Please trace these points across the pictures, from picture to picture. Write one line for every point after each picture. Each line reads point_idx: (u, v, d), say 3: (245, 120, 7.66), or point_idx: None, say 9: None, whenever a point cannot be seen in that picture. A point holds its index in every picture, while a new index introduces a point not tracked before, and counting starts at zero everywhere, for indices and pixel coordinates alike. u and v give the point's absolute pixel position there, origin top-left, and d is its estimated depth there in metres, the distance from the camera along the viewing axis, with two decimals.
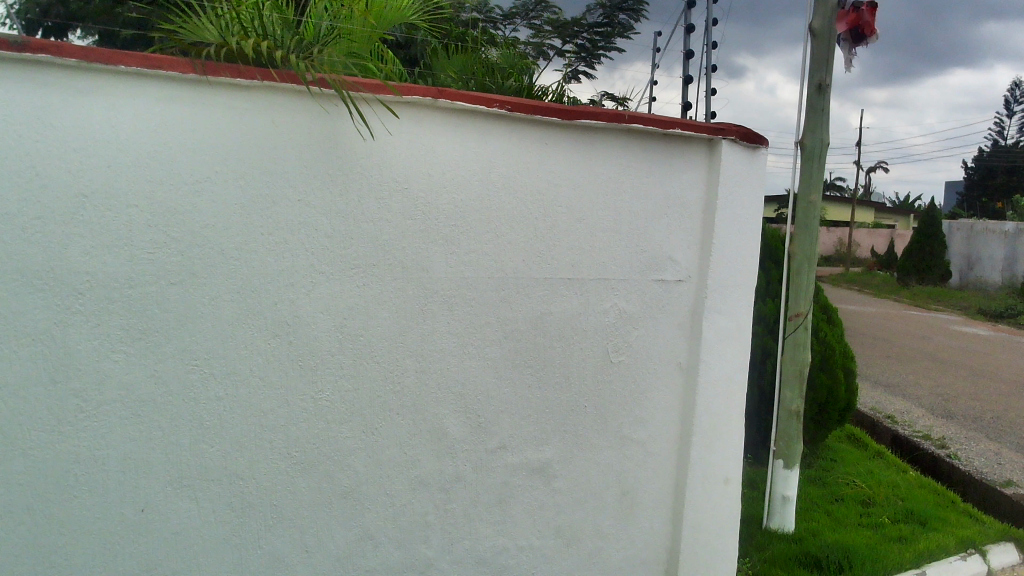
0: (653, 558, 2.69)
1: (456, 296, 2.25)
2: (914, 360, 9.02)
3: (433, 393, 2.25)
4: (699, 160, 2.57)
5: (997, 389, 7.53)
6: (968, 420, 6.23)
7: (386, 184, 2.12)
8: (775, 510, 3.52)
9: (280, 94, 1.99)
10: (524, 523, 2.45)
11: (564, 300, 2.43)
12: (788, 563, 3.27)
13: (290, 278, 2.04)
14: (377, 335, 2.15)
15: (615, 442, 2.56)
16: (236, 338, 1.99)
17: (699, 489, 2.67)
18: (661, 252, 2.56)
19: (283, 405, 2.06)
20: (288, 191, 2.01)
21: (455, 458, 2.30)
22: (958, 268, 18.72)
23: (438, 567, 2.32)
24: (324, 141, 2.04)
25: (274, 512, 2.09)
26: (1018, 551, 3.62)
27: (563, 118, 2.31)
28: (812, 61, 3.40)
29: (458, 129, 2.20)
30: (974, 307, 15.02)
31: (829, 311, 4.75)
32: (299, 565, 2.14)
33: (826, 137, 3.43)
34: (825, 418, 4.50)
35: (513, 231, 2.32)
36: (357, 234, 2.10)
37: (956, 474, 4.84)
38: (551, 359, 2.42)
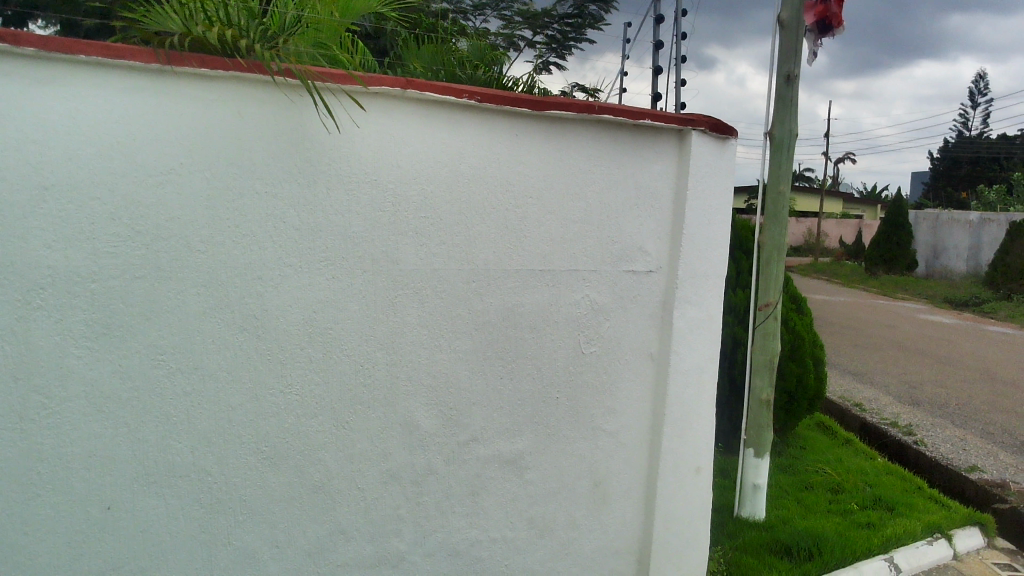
0: (623, 548, 2.70)
1: (426, 288, 2.24)
2: (879, 348, 9.17)
3: (404, 387, 2.24)
4: (667, 152, 2.57)
5: (962, 375, 7.71)
6: (933, 406, 6.34)
7: (355, 174, 2.11)
8: (746, 498, 3.55)
9: (246, 84, 1.96)
10: (497, 515, 2.45)
11: (536, 292, 2.42)
12: (759, 550, 3.31)
13: (259, 271, 2.02)
14: (345, 330, 2.14)
15: (589, 433, 2.57)
16: (203, 333, 1.97)
17: (670, 479, 2.69)
18: (629, 243, 2.56)
19: (252, 399, 2.04)
20: (256, 182, 1.99)
21: (425, 451, 2.30)
22: (924, 257, 19.01)
23: (410, 560, 2.32)
24: (290, 132, 2.02)
25: (245, 508, 2.07)
26: (984, 536, 3.72)
27: (532, 109, 2.30)
28: (780, 50, 3.43)
29: (425, 121, 2.18)
30: (940, 296, 15.27)
31: (797, 300, 4.80)
32: (267, 560, 2.12)
33: (795, 127, 3.45)
34: (796, 403, 4.53)
35: (483, 222, 2.31)
36: (325, 227, 2.08)
37: (923, 459, 4.92)
38: (522, 351, 2.42)
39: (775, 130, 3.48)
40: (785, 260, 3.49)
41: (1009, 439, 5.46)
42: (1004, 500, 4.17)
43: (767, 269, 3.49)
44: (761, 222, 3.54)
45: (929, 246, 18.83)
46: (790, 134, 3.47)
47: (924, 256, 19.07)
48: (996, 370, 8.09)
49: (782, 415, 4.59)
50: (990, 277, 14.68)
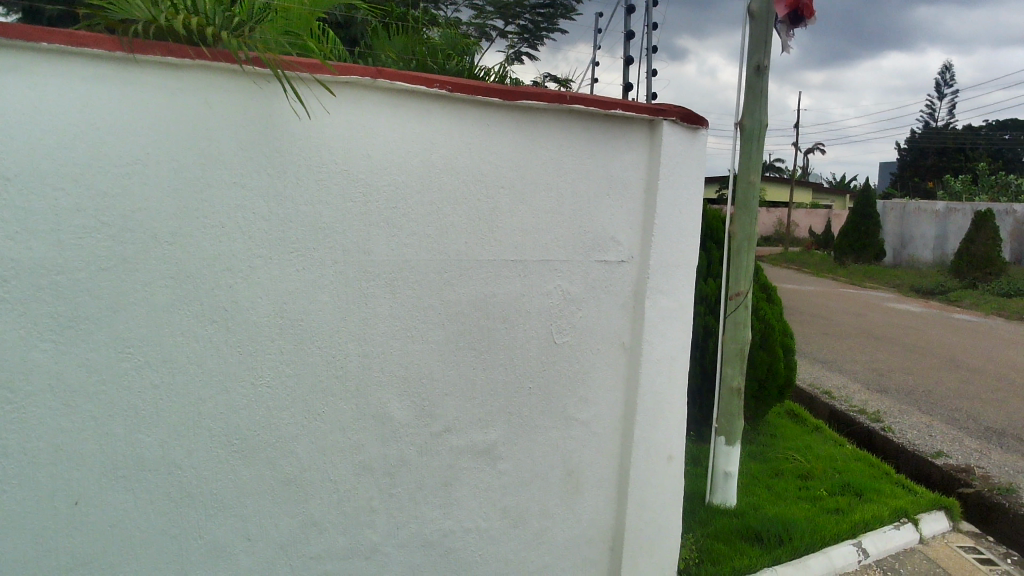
0: (595, 536, 2.72)
1: (398, 279, 2.23)
2: (847, 336, 9.29)
3: (376, 378, 2.23)
4: (638, 142, 2.58)
5: (929, 363, 7.83)
6: (900, 393, 6.44)
7: (326, 164, 2.09)
8: (718, 486, 3.59)
9: (213, 73, 1.94)
10: (470, 505, 2.45)
11: (508, 283, 2.43)
12: (730, 537, 3.35)
13: (228, 262, 2.00)
14: (316, 321, 2.12)
15: (561, 423, 2.57)
16: (172, 325, 1.95)
17: (642, 468, 2.70)
18: (601, 233, 2.56)
19: (222, 392, 2.03)
20: (224, 172, 1.97)
21: (398, 442, 2.29)
22: (891, 246, 19.27)
23: (383, 551, 2.32)
24: (259, 122, 2.00)
25: (215, 501, 2.06)
26: (949, 520, 3.79)
27: (503, 99, 2.30)
28: (750, 41, 3.46)
29: (395, 111, 2.16)
30: (906, 284, 15.49)
31: (767, 289, 4.85)
32: (240, 553, 2.11)
33: (765, 117, 3.48)
34: (767, 391, 4.58)
35: (455, 212, 2.30)
36: (295, 218, 2.07)
37: (890, 445, 5.00)
38: (494, 342, 2.42)
39: (745, 120, 3.51)
40: (756, 249, 3.52)
41: (973, 425, 5.56)
42: (969, 484, 4.25)
43: (738, 259, 3.52)
44: (732, 212, 3.57)
45: (896, 235, 19.09)
46: (760, 124, 3.49)
47: (891, 245, 19.33)
48: (960, 357, 8.24)
49: (752, 403, 4.64)
50: (955, 266, 14.92)
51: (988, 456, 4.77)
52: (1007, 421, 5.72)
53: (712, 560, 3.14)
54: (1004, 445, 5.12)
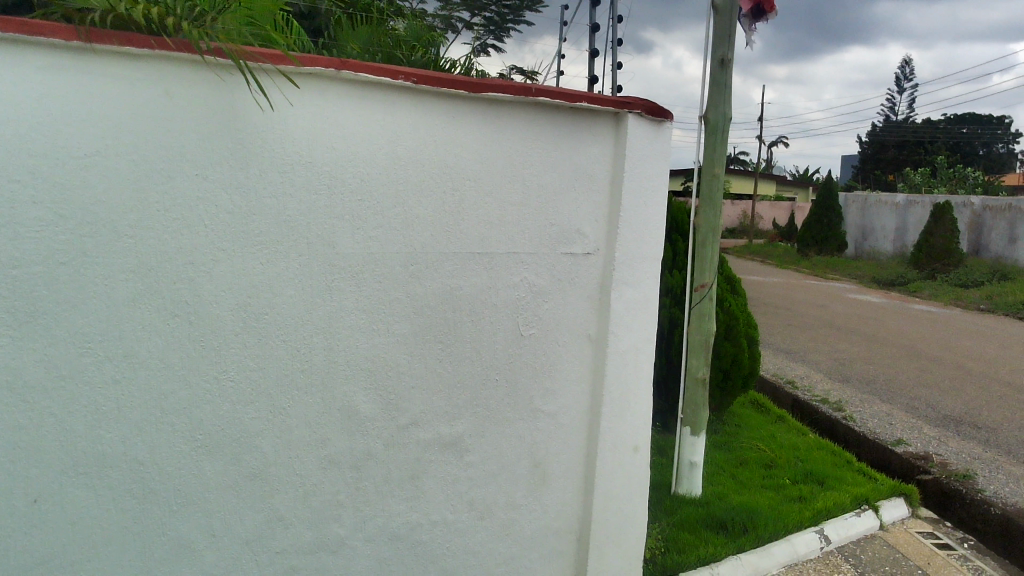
0: (562, 527, 2.73)
1: (363, 271, 2.21)
2: (810, 327, 9.41)
3: (342, 372, 2.22)
4: (604, 135, 2.58)
5: (890, 353, 7.96)
6: (862, 383, 6.54)
7: (290, 155, 2.07)
8: (683, 476, 3.63)
9: (174, 63, 1.91)
10: (437, 498, 2.44)
11: (474, 275, 2.42)
12: (696, 526, 3.39)
13: (190, 255, 1.98)
14: (280, 314, 2.11)
15: (528, 415, 2.58)
16: (132, 319, 1.92)
17: (609, 458, 2.71)
18: (567, 225, 2.57)
19: (186, 386, 2.00)
20: (186, 164, 1.95)
21: (365, 436, 2.28)
22: (853, 238, 19.55)
23: (350, 545, 2.31)
24: (222, 113, 1.97)
25: (180, 497, 2.04)
26: (908, 507, 3.86)
27: (468, 91, 2.29)
28: (714, 34, 3.48)
29: (360, 103, 2.15)
30: (868, 276, 15.73)
31: (732, 281, 4.89)
32: (204, 549, 2.09)
33: (729, 110, 3.50)
34: (731, 381, 4.63)
35: (421, 204, 2.29)
36: (259, 211, 2.05)
37: (852, 434, 5.08)
38: (461, 335, 2.41)
39: (710, 113, 3.53)
40: (720, 241, 3.55)
41: (933, 413, 5.67)
42: (927, 471, 4.34)
43: (703, 251, 3.55)
44: (697, 204, 3.59)
45: (858, 227, 19.37)
46: (724, 117, 3.52)
47: (852, 237, 19.62)
48: (920, 347, 8.39)
49: (717, 393, 4.69)
50: (914, 257, 15.18)
51: (946, 443, 4.87)
52: (965, 409, 5.84)
53: (677, 549, 3.17)
54: (962, 433, 5.22)
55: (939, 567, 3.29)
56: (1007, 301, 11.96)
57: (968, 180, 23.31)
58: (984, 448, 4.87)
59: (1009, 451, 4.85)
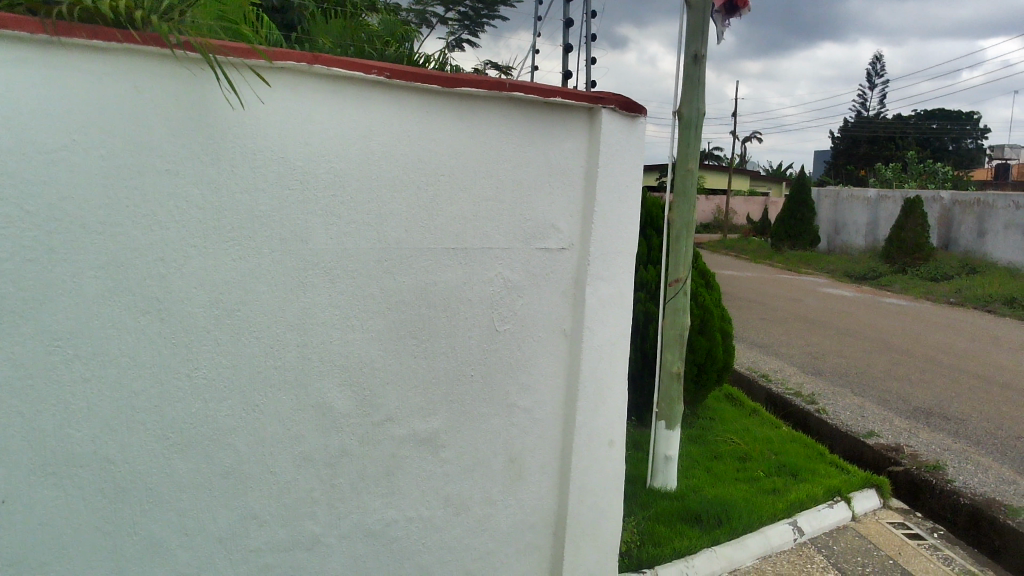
0: (539, 522, 2.73)
1: (337, 267, 2.20)
2: (783, 321, 9.50)
3: (316, 369, 2.21)
4: (578, 130, 2.59)
5: (862, 346, 8.06)
6: (834, 376, 6.62)
7: (262, 151, 2.05)
8: (658, 469, 3.65)
9: (143, 56, 1.89)
10: (412, 494, 2.43)
11: (448, 271, 2.42)
12: (671, 519, 3.41)
13: (161, 251, 1.96)
14: (253, 310, 2.09)
15: (504, 410, 2.57)
16: (102, 316, 1.90)
17: (584, 453, 2.72)
18: (541, 221, 2.57)
19: (157, 384, 1.98)
20: (156, 159, 1.93)
21: (339, 433, 2.27)
22: (825, 233, 19.74)
23: (325, 542, 2.30)
24: (192, 108, 1.95)
25: (151, 496, 2.02)
26: (880, 498, 3.91)
27: (442, 86, 2.28)
28: (688, 30, 3.50)
29: (333, 98, 2.13)
30: (840, 270, 15.90)
31: (706, 275, 4.93)
32: (177, 548, 2.07)
33: (703, 105, 3.52)
34: (706, 375, 4.66)
35: (395, 199, 2.28)
36: (231, 206, 2.03)
37: (825, 426, 5.13)
38: (436, 330, 2.41)
39: (684, 108, 3.55)
40: (694, 236, 3.58)
41: (904, 405, 5.75)
42: (898, 463, 4.39)
43: (677, 246, 3.57)
44: (671, 198, 3.61)
45: (830, 222, 19.57)
46: (698, 113, 3.54)
47: (825, 232, 19.81)
48: (891, 341, 8.50)
49: (692, 387, 4.72)
50: (886, 251, 15.36)
51: (916, 435, 4.94)
52: (935, 401, 5.92)
53: (652, 543, 3.19)
54: (932, 424, 5.30)
55: (910, 557, 3.34)
56: (975, 295, 12.13)
57: (938, 175, 23.61)
58: (953, 439, 4.94)
59: (977, 442, 4.93)
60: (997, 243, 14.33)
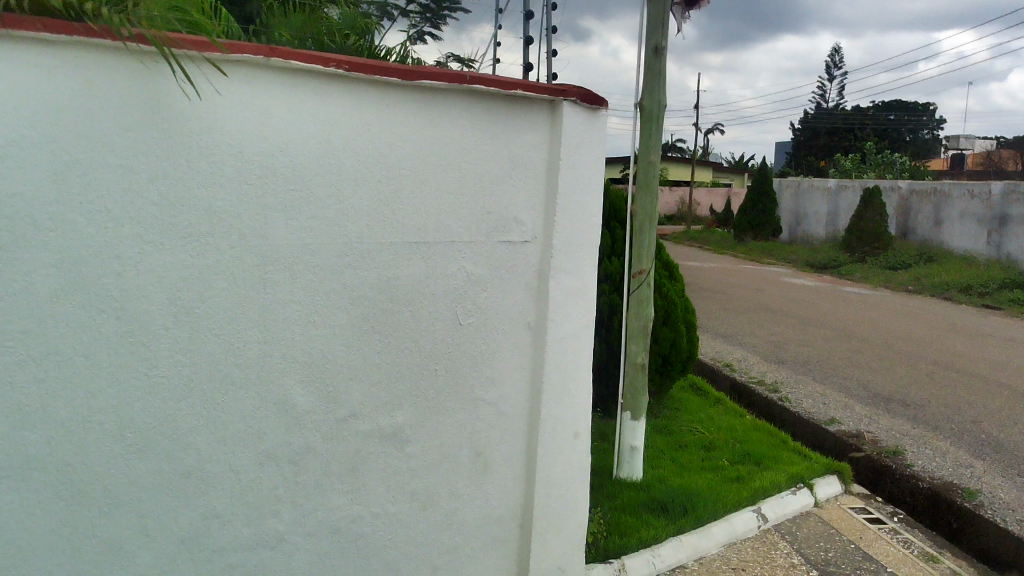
0: (505, 515, 2.73)
1: (297, 263, 2.18)
2: (746, 311, 9.60)
3: (277, 366, 2.18)
4: (539, 122, 2.59)
5: (822, 334, 8.17)
6: (796, 364, 6.70)
7: (219, 145, 2.02)
8: (624, 460, 3.68)
9: (94, 49, 1.85)
10: (378, 490, 2.42)
11: (412, 265, 2.40)
12: (637, 509, 3.44)
13: (116, 249, 1.93)
14: (212, 307, 2.06)
15: (469, 404, 2.57)
16: (56, 315, 1.87)
17: (549, 445, 2.73)
18: (504, 214, 2.57)
19: (114, 383, 1.95)
20: (109, 154, 1.89)
21: (302, 430, 2.25)
22: (787, 223, 19.97)
23: (290, 540, 2.28)
24: (146, 102, 1.92)
25: (109, 498, 1.99)
26: (842, 483, 3.97)
27: (402, 79, 2.26)
28: (648, 22, 3.51)
29: (291, 91, 2.11)
30: (801, 260, 16.10)
31: (670, 266, 4.97)
32: (137, 550, 2.05)
33: (663, 97, 3.54)
34: (670, 365, 4.70)
35: (356, 194, 2.26)
36: (188, 202, 2.00)
37: (788, 414, 5.20)
38: (399, 325, 2.39)
39: (645, 100, 3.57)
40: (657, 228, 3.59)
41: (865, 392, 5.84)
42: (859, 449, 4.47)
43: (640, 237, 3.59)
44: (633, 190, 3.62)
45: (791, 213, 19.80)
46: (659, 104, 3.56)
47: (786, 222, 20.05)
48: (852, 329, 8.63)
49: (657, 377, 4.75)
50: (845, 241, 15.58)
51: (876, 421, 5.02)
52: (895, 388, 6.03)
53: (619, 533, 3.21)
54: (892, 410, 5.39)
55: (870, 541, 3.40)
56: (932, 283, 12.37)
57: (895, 166, 23.98)
58: (913, 425, 5.03)
59: (936, 427, 5.03)
60: (953, 232, 14.60)
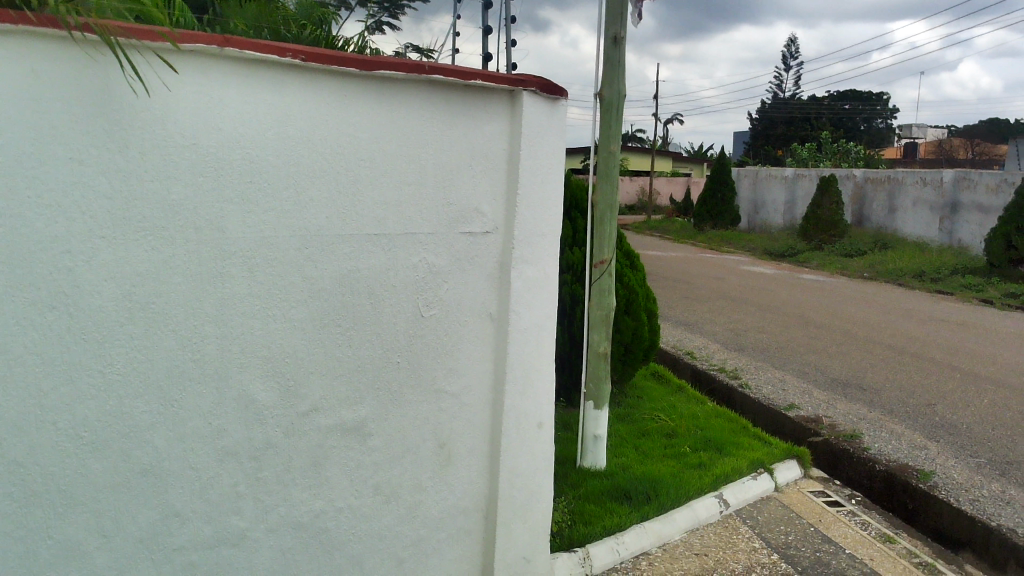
0: (470, 507, 2.73)
1: (255, 256, 2.15)
2: (706, 299, 9.70)
3: (237, 361, 2.16)
4: (499, 113, 2.58)
5: (782, 321, 8.28)
6: (755, 351, 6.79)
7: (173, 138, 1.99)
8: (588, 450, 3.69)
9: (39, 40, 1.80)
10: (341, 484, 2.40)
11: (372, 257, 2.38)
12: (601, 498, 3.46)
13: (67, 245, 1.88)
14: (169, 302, 2.03)
15: (432, 396, 2.56)
16: (5, 313, 1.82)
17: (513, 435, 2.73)
18: (464, 205, 2.56)
19: (67, 381, 1.91)
20: (58, 147, 1.85)
21: (263, 425, 2.23)
22: (746, 212, 20.19)
23: (252, 537, 2.26)
24: (97, 94, 1.88)
25: (65, 498, 1.95)
26: (801, 468, 4.04)
27: (359, 69, 2.24)
28: (607, 12, 3.52)
29: (246, 82, 2.08)
30: (760, 248, 16.30)
31: (631, 256, 5.00)
32: (95, 550, 2.01)
33: (623, 87, 3.56)
34: (632, 353, 4.74)
35: (314, 186, 2.24)
36: (141, 196, 1.96)
37: (748, 401, 5.27)
38: (360, 317, 2.38)
39: (605, 90, 3.58)
40: (618, 217, 3.61)
41: (822, 377, 5.94)
42: (817, 434, 4.54)
43: (601, 227, 3.60)
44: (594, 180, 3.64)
45: (750, 201, 20.02)
46: (619, 95, 3.57)
47: (745, 211, 20.28)
48: (810, 315, 8.76)
49: (619, 366, 4.78)
50: (802, 229, 15.80)
51: (834, 406, 5.11)
52: (852, 373, 6.13)
53: (584, 522, 3.24)
54: (849, 395, 5.49)
55: (829, 524, 3.46)
56: (887, 269, 12.60)
57: (851, 154, 24.36)
58: (869, 409, 5.13)
59: (892, 410, 5.13)
60: (906, 219, 14.87)
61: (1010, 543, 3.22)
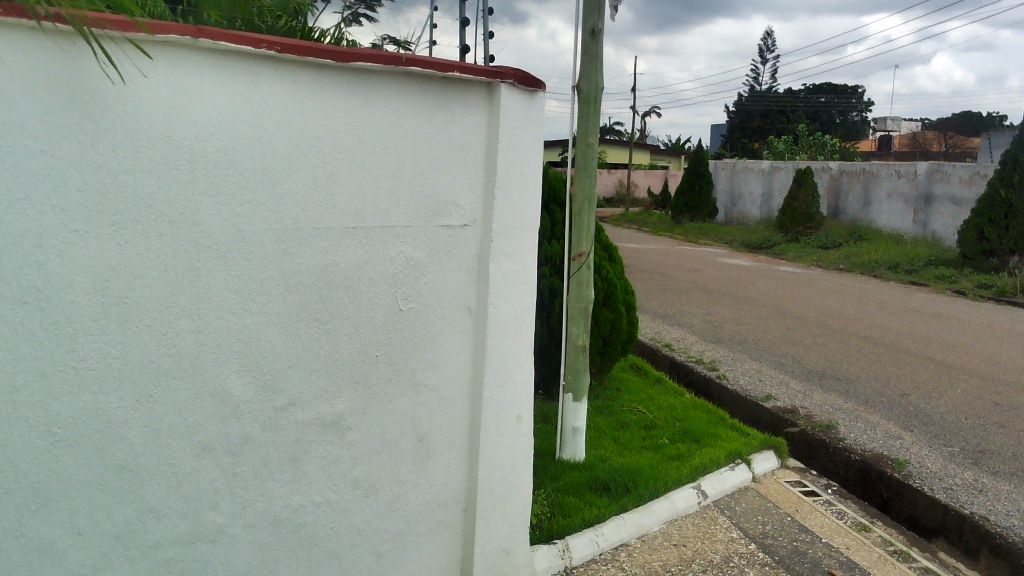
0: (449, 500, 2.73)
1: (231, 250, 2.13)
2: (685, 291, 9.74)
3: (213, 356, 2.14)
4: (476, 104, 2.57)
5: (759, 313, 8.34)
6: (733, 343, 6.83)
7: (147, 130, 1.97)
8: (567, 442, 3.70)
9: (7, 30, 1.77)
10: (319, 479, 2.39)
11: (349, 251, 2.37)
12: (580, 489, 3.47)
13: (38, 238, 1.86)
14: (143, 297, 2.01)
15: (410, 389, 2.55)
16: None
17: (492, 428, 2.73)
18: (442, 198, 2.55)
19: (39, 377, 1.89)
20: (28, 140, 1.82)
21: (240, 420, 2.21)
22: (723, 205, 20.29)
23: (229, 532, 2.24)
24: (68, 84, 1.85)
25: (38, 495, 1.92)
26: (778, 458, 4.08)
27: (335, 60, 2.22)
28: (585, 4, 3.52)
29: (221, 74, 2.06)
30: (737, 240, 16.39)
31: (609, 248, 5.01)
32: (69, 547, 1.99)
33: (601, 80, 3.56)
34: (610, 346, 4.75)
35: (291, 179, 2.22)
36: (114, 189, 1.94)
37: (725, 392, 5.31)
38: (337, 311, 2.36)
39: (583, 83, 3.58)
40: (596, 210, 3.62)
41: (799, 368, 5.99)
42: (794, 424, 4.58)
43: (579, 220, 3.60)
44: (572, 172, 3.64)
45: (727, 194, 20.12)
46: (597, 87, 3.57)
47: (722, 203, 20.38)
48: (787, 307, 8.82)
49: (597, 359, 4.79)
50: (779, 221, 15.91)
51: (811, 397, 5.15)
52: (828, 363, 6.19)
53: (563, 514, 3.25)
54: (826, 385, 5.54)
55: (806, 513, 3.50)
56: (863, 261, 12.72)
57: (827, 147, 24.54)
58: (845, 399, 5.18)
59: (867, 400, 5.19)
60: (881, 211, 15.02)
61: (982, 530, 3.27)
